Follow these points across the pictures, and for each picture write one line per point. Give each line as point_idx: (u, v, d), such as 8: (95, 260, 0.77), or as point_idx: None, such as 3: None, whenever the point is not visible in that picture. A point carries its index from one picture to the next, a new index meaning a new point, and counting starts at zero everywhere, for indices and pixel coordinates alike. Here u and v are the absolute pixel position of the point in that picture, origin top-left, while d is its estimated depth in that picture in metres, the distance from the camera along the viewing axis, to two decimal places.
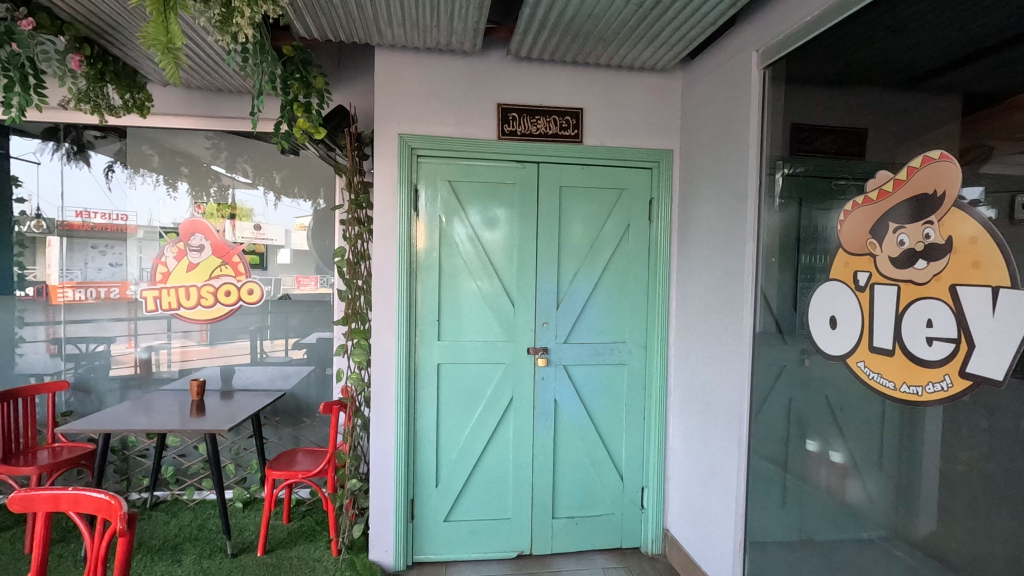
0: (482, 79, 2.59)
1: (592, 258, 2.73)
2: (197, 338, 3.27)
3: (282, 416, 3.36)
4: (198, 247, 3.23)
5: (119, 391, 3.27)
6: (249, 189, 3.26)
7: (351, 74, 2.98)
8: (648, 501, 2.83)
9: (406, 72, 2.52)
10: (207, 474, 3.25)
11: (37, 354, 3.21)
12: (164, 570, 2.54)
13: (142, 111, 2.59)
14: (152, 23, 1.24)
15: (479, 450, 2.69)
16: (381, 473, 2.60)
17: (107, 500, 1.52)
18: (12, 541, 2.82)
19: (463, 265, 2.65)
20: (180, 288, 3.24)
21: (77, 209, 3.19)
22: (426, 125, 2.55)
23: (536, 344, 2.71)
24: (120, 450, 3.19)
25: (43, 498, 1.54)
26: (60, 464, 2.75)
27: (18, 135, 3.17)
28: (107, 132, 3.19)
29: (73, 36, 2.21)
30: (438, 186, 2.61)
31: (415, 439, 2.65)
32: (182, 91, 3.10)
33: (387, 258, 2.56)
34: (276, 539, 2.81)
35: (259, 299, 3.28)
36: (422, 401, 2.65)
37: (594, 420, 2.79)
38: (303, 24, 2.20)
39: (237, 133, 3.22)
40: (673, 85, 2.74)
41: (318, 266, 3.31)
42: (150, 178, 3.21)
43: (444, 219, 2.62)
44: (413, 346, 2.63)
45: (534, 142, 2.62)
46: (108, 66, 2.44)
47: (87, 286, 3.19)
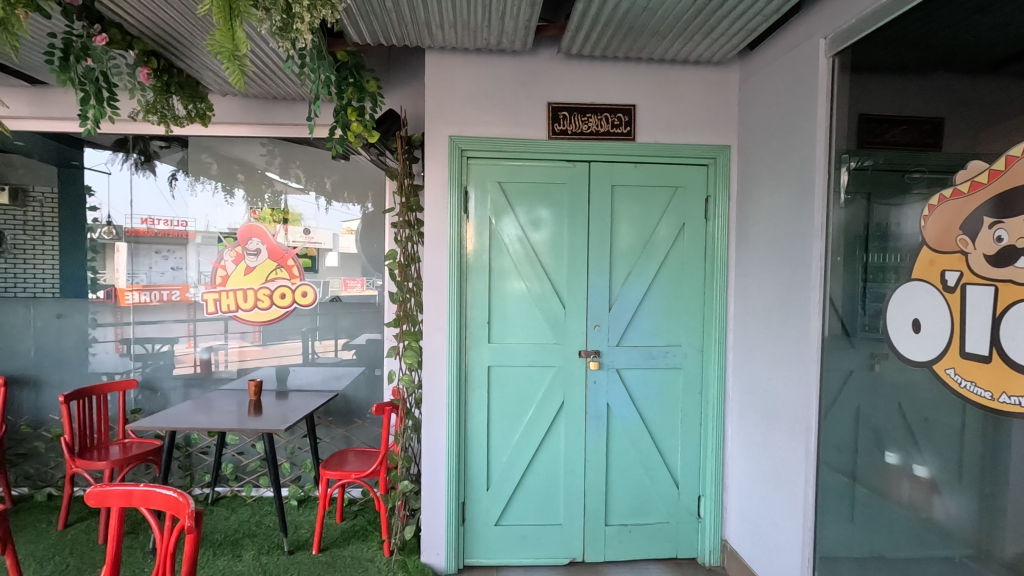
0: (531, 77, 2.56)
1: (646, 259, 2.65)
2: (252, 338, 3.37)
3: (334, 416, 3.42)
4: (255, 251, 3.34)
5: (182, 389, 3.40)
6: (301, 195, 3.34)
7: (400, 79, 3.01)
8: (704, 510, 2.73)
9: (456, 74, 2.52)
10: (264, 471, 3.34)
11: (107, 354, 3.38)
12: (226, 565, 2.62)
13: (204, 120, 2.69)
14: (220, 31, 1.25)
15: (529, 454, 2.66)
16: (433, 475, 2.61)
17: (175, 497, 1.56)
18: (87, 531, 2.97)
19: (513, 266, 2.62)
20: (238, 291, 3.35)
21: (142, 216, 3.33)
22: (475, 126, 2.54)
23: (587, 346, 2.65)
24: (183, 447, 3.32)
25: (117, 493, 1.61)
26: (130, 459, 2.87)
27: (90, 147, 3.34)
28: (171, 141, 3.34)
29: (141, 49, 2.30)
30: (487, 187, 2.59)
31: (466, 441, 2.64)
32: (240, 101, 3.21)
33: (437, 260, 2.56)
34: (330, 538, 2.86)
35: (313, 300, 3.36)
36: (472, 403, 2.64)
37: (648, 426, 2.71)
38: (356, 30, 2.23)
39: (290, 140, 3.31)
40: (730, 77, 2.63)
41: (365, 268, 3.35)
42: (210, 185, 3.33)
43: (494, 220, 2.60)
44: (464, 348, 2.62)
45: (584, 140, 2.58)
46: (172, 78, 2.54)
47: (152, 289, 3.34)
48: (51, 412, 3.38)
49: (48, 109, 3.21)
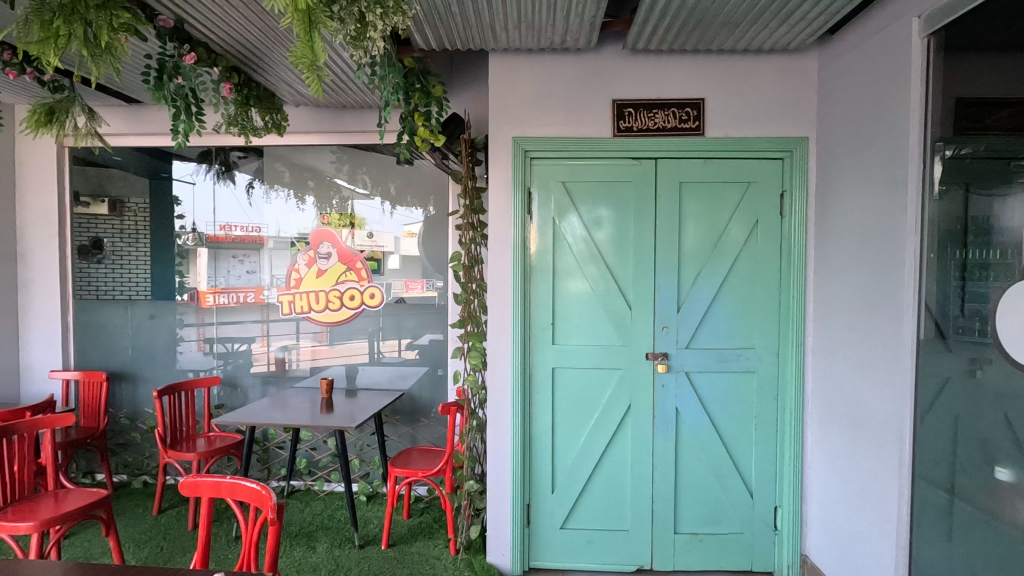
0: (595, 75, 2.52)
1: (717, 258, 2.55)
2: (320, 338, 3.51)
3: (400, 415, 3.50)
4: (326, 254, 3.47)
5: (260, 386, 3.59)
6: (367, 200, 3.44)
7: (462, 83, 3.06)
8: (782, 522, 2.59)
9: (519, 75, 2.53)
10: (335, 467, 3.46)
11: (193, 352, 3.61)
12: (302, 555, 2.74)
13: (280, 130, 2.82)
14: (300, 42, 1.30)
15: (595, 458, 2.62)
16: (498, 475, 2.62)
17: (258, 490, 1.64)
18: (178, 517, 3.19)
19: (577, 267, 2.59)
20: (310, 294, 3.50)
21: (222, 223, 3.54)
22: (538, 126, 2.54)
23: (655, 349, 2.58)
24: (262, 442, 3.50)
25: (208, 484, 1.71)
26: (214, 452, 3.05)
27: (178, 159, 3.58)
28: (248, 152, 3.52)
29: (225, 66, 2.44)
30: (551, 187, 2.57)
31: (530, 442, 2.64)
32: (311, 111, 3.37)
33: (501, 260, 2.57)
34: (398, 534, 2.93)
35: (380, 302, 3.45)
36: (537, 405, 2.63)
37: (719, 432, 2.60)
38: (422, 35, 2.29)
39: (358, 147, 3.43)
40: (807, 65, 2.49)
41: (425, 270, 3.42)
42: (283, 193, 3.50)
43: (558, 220, 2.58)
44: (528, 349, 2.61)
45: (650, 137, 2.51)
46: (250, 91, 2.68)
47: (230, 291, 3.54)
48: (146, 406, 3.65)
49: (142, 125, 3.52)
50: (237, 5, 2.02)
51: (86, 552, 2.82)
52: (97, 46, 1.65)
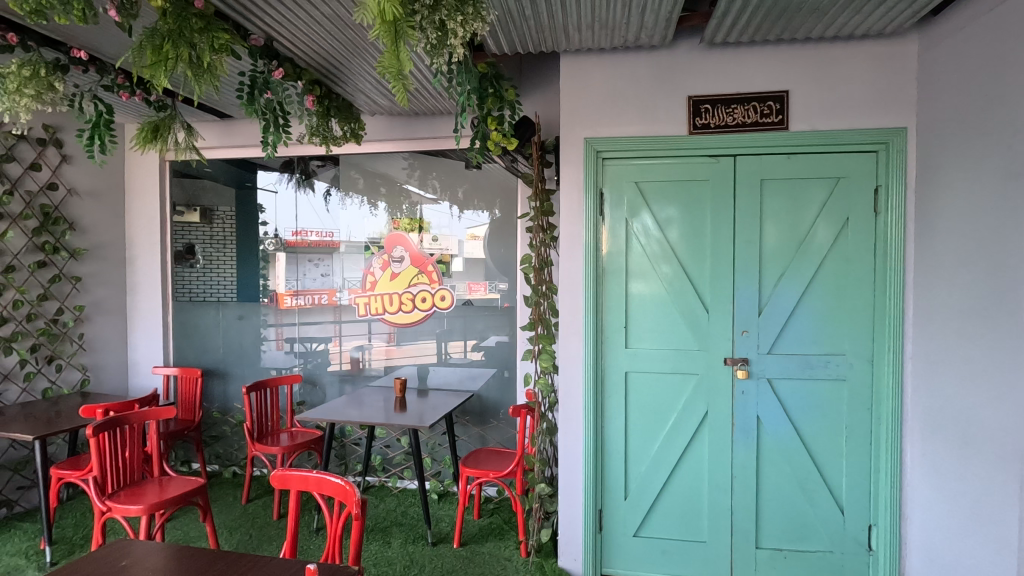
0: (669, 71, 2.45)
1: (802, 259, 2.41)
2: (386, 339, 3.63)
3: (470, 415, 3.55)
4: (400, 258, 3.58)
5: (337, 384, 3.74)
6: (435, 205, 3.51)
7: (532, 87, 3.08)
8: (877, 541, 2.41)
9: (591, 75, 2.50)
10: (408, 465, 3.56)
11: (275, 351, 3.82)
12: (378, 549, 2.83)
13: (358, 139, 2.92)
14: (387, 53, 1.34)
15: (670, 465, 2.54)
16: (569, 479, 2.60)
17: (342, 484, 1.71)
18: (264, 507, 3.38)
19: (650, 268, 2.52)
20: (384, 296, 3.61)
21: (295, 230, 3.73)
22: (610, 126, 2.50)
23: (734, 354, 2.47)
24: (339, 438, 3.65)
25: (297, 478, 1.80)
26: (295, 446, 3.20)
27: (262, 169, 3.80)
28: (326, 161, 3.69)
29: (308, 79, 2.58)
30: (624, 188, 2.52)
31: (602, 447, 2.60)
32: (385, 118, 3.51)
33: (573, 262, 2.56)
34: (469, 533, 2.97)
35: (450, 304, 3.52)
36: (609, 410, 2.58)
37: (805, 442, 2.46)
38: (495, 40, 2.32)
39: (429, 153, 3.52)
40: (905, 50, 2.31)
41: (489, 273, 3.45)
42: (357, 200, 3.63)
43: (630, 221, 2.53)
44: (600, 352, 2.57)
45: (728, 134, 2.41)
46: (331, 103, 2.80)
47: (304, 294, 3.73)
48: (235, 401, 3.90)
49: (233, 138, 3.78)
50: (321, 19, 2.11)
51: (185, 535, 3.04)
52: (200, 67, 1.78)
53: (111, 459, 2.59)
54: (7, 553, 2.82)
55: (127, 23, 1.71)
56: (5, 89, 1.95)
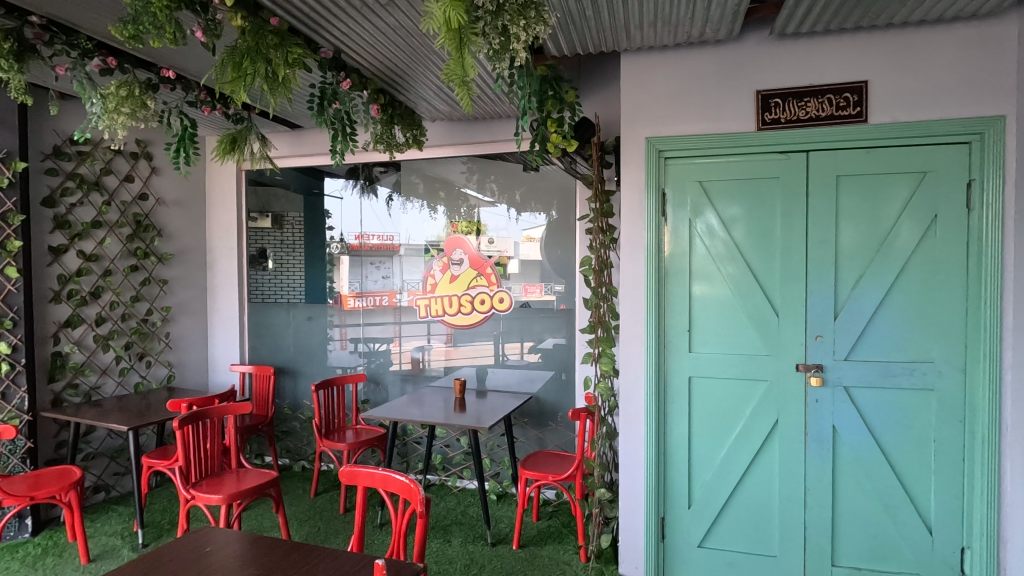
0: (736, 65, 2.37)
1: (883, 260, 2.26)
2: (445, 340, 3.70)
3: (528, 417, 3.55)
4: (459, 261, 3.63)
5: (399, 384, 3.84)
6: (493, 208, 3.54)
7: (591, 88, 3.06)
8: (970, 565, 2.23)
9: (653, 73, 2.45)
10: (468, 465, 3.61)
11: (340, 350, 3.97)
12: (439, 547, 2.88)
13: (420, 145, 2.99)
14: (452, 60, 1.37)
15: (737, 475, 2.45)
16: (630, 486, 2.55)
17: (407, 483, 1.75)
18: (331, 501, 3.51)
19: (715, 270, 2.44)
20: (444, 298, 3.68)
21: (358, 234, 3.87)
22: (673, 125, 2.44)
23: (806, 360, 2.35)
24: (402, 436, 3.74)
25: (365, 475, 1.86)
26: (360, 444, 3.30)
27: (329, 176, 3.96)
28: (388, 166, 3.80)
29: (373, 88, 2.66)
30: (687, 188, 2.46)
31: (665, 454, 2.53)
32: (445, 124, 3.58)
33: (634, 265, 2.51)
34: (529, 536, 2.97)
35: (508, 306, 3.54)
36: (672, 416, 2.52)
37: (887, 456, 2.30)
38: (555, 42, 2.32)
39: (487, 157, 3.56)
40: (1002, 32, 2.13)
41: (546, 275, 3.44)
42: (417, 204, 3.72)
43: (693, 221, 2.45)
44: (662, 356, 2.51)
45: (800, 129, 2.30)
46: (395, 111, 2.87)
47: (366, 295, 3.86)
48: (304, 398, 4.08)
49: (303, 147, 3.98)
50: (386, 29, 2.18)
51: (259, 525, 3.21)
52: (275, 81, 1.86)
53: (194, 450, 2.77)
54: (105, 533, 3.07)
55: (212, 43, 1.83)
56: (105, 108, 2.12)
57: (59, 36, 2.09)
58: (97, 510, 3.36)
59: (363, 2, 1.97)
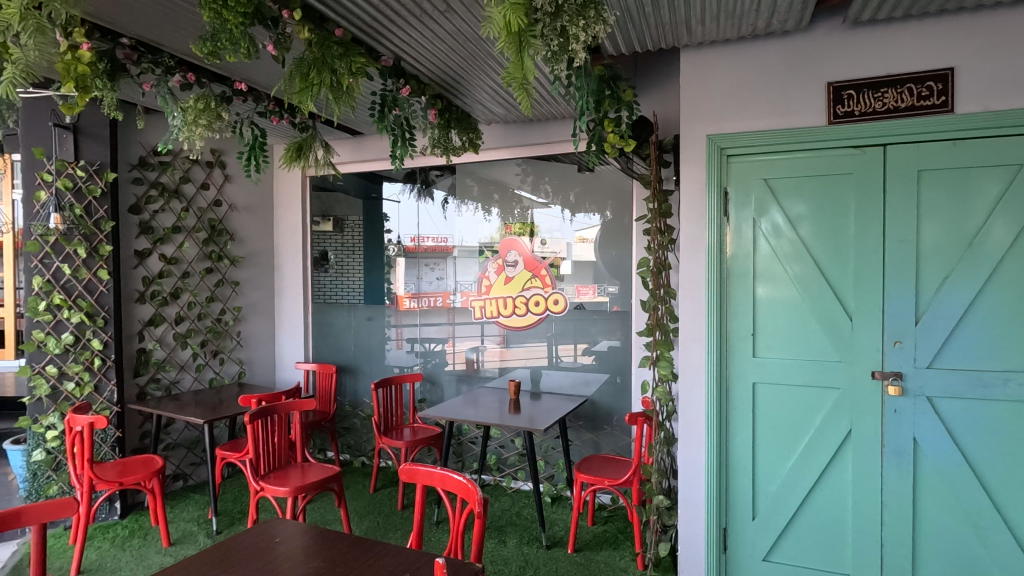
0: (806, 57, 2.25)
1: (971, 260, 2.10)
2: (498, 341, 3.72)
3: (583, 420, 3.52)
4: (513, 262, 3.64)
5: (455, 384, 3.90)
6: (546, 209, 3.53)
7: (649, 86, 3.00)
8: None
9: (714, 69, 2.38)
10: (522, 466, 3.61)
11: (397, 350, 4.07)
12: (494, 547, 2.90)
13: (477, 148, 3.02)
14: (512, 63, 1.37)
15: (806, 487, 2.33)
16: (690, 494, 2.48)
17: (465, 483, 1.76)
18: (389, 497, 3.61)
19: (782, 272, 2.33)
20: (499, 299, 3.70)
21: (413, 236, 3.96)
22: (736, 121, 2.36)
23: (884, 367, 2.20)
24: (457, 436, 3.79)
25: (424, 473, 1.89)
26: (417, 442, 3.37)
27: (387, 180, 4.08)
28: (444, 170, 3.87)
29: (431, 94, 2.71)
30: (752, 186, 2.36)
31: (727, 462, 2.44)
32: (500, 127, 3.61)
33: (695, 266, 2.44)
34: (584, 540, 2.94)
35: (563, 308, 3.51)
36: (735, 423, 2.43)
37: (975, 472, 2.13)
38: (613, 41, 2.29)
39: (542, 159, 3.56)
40: None
41: (601, 276, 3.40)
42: (472, 206, 3.76)
43: (758, 220, 2.36)
44: (724, 361, 2.43)
45: (876, 121, 2.16)
46: (452, 115, 2.91)
47: (421, 296, 3.94)
48: (364, 396, 4.21)
49: (363, 153, 4.11)
50: (444, 35, 2.21)
51: (322, 518, 3.34)
52: (339, 90, 1.93)
53: (263, 443, 2.91)
54: (184, 519, 3.28)
55: (282, 56, 1.90)
56: (185, 121, 2.27)
57: (145, 56, 2.25)
58: (177, 497, 3.60)
59: (423, 9, 2.01)
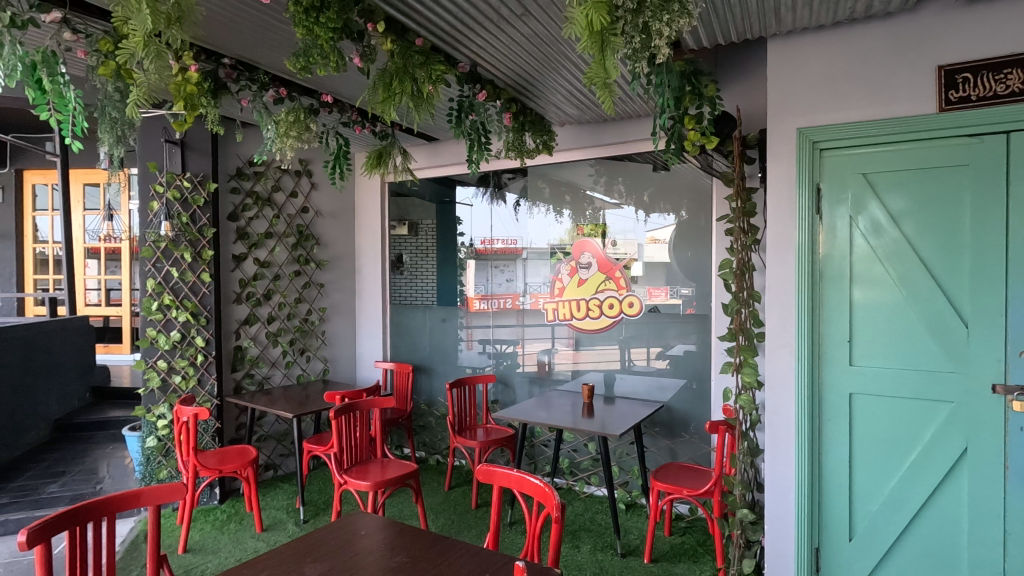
0: (911, 39, 2.07)
1: None
2: (567, 343, 3.70)
3: (659, 427, 3.42)
4: (587, 264, 3.58)
5: (527, 386, 3.91)
6: (619, 210, 3.47)
7: (730, 80, 2.88)
8: None
9: (806, 57, 2.24)
10: (596, 471, 3.55)
11: (469, 351, 4.14)
12: (568, 552, 2.87)
13: (550, 150, 3.01)
14: (593, 64, 1.35)
15: (912, 508, 2.14)
16: (777, 508, 2.34)
17: (542, 486, 1.75)
18: (463, 495, 3.67)
19: (884, 273, 2.16)
20: (572, 302, 3.66)
21: (483, 238, 4.02)
22: (830, 112, 2.21)
23: (1006, 380, 1.98)
24: (530, 438, 3.80)
25: (502, 475, 1.88)
26: (490, 444, 3.40)
27: (460, 185, 4.16)
28: (515, 172, 3.89)
29: (506, 97, 2.73)
30: (848, 181, 2.20)
31: (820, 477, 2.29)
32: (573, 128, 3.59)
33: (783, 268, 2.31)
34: (661, 550, 2.86)
35: (638, 311, 3.43)
36: (828, 435, 2.27)
37: None
38: (695, 35, 2.21)
39: (615, 159, 3.50)
40: None
41: (675, 278, 3.29)
42: (543, 209, 3.76)
43: (855, 218, 2.20)
44: (816, 368, 2.27)
45: (997, 106, 1.94)
46: (526, 118, 2.92)
47: (491, 298, 3.99)
48: (438, 395, 4.31)
49: (438, 158, 4.21)
50: (520, 39, 2.22)
51: (400, 513, 3.45)
52: (420, 98, 1.98)
53: (346, 438, 3.04)
54: (274, 507, 3.50)
55: (367, 67, 1.99)
56: (277, 133, 2.41)
57: (244, 74, 2.43)
58: (268, 486, 3.84)
59: (500, 14, 2.02)
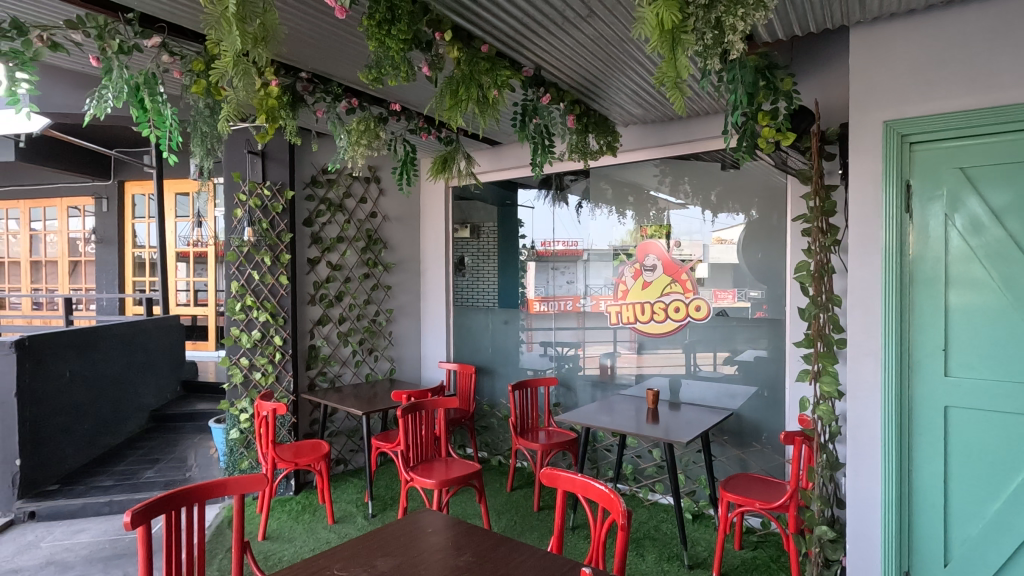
0: (1017, 19, 1.89)
1: None
2: (629, 346, 3.64)
3: (727, 435, 3.29)
4: (652, 266, 3.50)
5: (589, 390, 3.87)
6: (683, 210, 3.37)
7: (808, 73, 2.74)
8: None
9: (892, 45, 2.09)
10: (661, 478, 3.47)
11: (531, 353, 4.16)
12: (632, 561, 2.81)
13: (614, 151, 2.98)
14: (665, 62, 1.32)
15: (1018, 535, 1.95)
16: (860, 527, 2.19)
17: (607, 492, 1.73)
18: (524, 497, 3.68)
19: (985, 276, 1.98)
20: (636, 305, 3.59)
21: (543, 240, 4.02)
22: (921, 104, 2.05)
23: None
24: (592, 442, 3.76)
25: (567, 480, 1.87)
26: (551, 447, 3.39)
27: (522, 187, 4.18)
28: (577, 173, 3.87)
29: (569, 99, 2.72)
30: (943, 177, 2.04)
31: (910, 495, 2.13)
32: (638, 128, 3.53)
33: (867, 271, 2.16)
34: (731, 564, 2.75)
35: (705, 315, 3.32)
36: (920, 451, 2.11)
37: None
38: (769, 28, 2.11)
39: (680, 158, 3.41)
40: None
41: (745, 281, 3.16)
42: (606, 210, 3.71)
43: (952, 217, 2.02)
44: (906, 379, 2.11)
45: None
46: (589, 119, 2.89)
47: (552, 300, 3.99)
48: (500, 396, 4.35)
49: (501, 162, 4.26)
50: (585, 41, 2.21)
51: (463, 511, 3.51)
52: (486, 104, 2.00)
53: (412, 436, 3.12)
54: (345, 500, 3.65)
55: (435, 76, 2.03)
56: (350, 141, 2.52)
57: (319, 86, 2.57)
58: (339, 479, 4.01)
59: (565, 16, 2.02)
